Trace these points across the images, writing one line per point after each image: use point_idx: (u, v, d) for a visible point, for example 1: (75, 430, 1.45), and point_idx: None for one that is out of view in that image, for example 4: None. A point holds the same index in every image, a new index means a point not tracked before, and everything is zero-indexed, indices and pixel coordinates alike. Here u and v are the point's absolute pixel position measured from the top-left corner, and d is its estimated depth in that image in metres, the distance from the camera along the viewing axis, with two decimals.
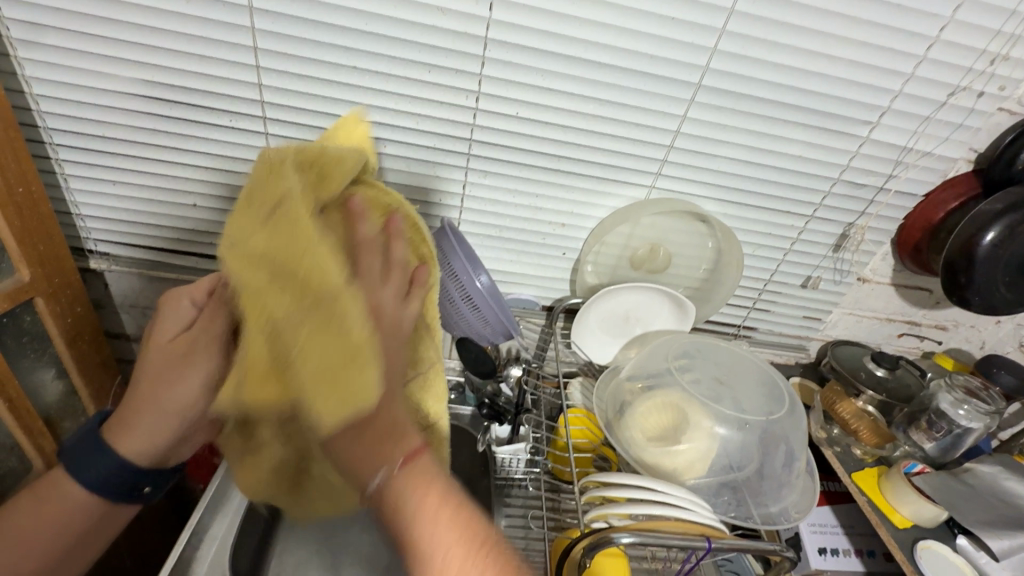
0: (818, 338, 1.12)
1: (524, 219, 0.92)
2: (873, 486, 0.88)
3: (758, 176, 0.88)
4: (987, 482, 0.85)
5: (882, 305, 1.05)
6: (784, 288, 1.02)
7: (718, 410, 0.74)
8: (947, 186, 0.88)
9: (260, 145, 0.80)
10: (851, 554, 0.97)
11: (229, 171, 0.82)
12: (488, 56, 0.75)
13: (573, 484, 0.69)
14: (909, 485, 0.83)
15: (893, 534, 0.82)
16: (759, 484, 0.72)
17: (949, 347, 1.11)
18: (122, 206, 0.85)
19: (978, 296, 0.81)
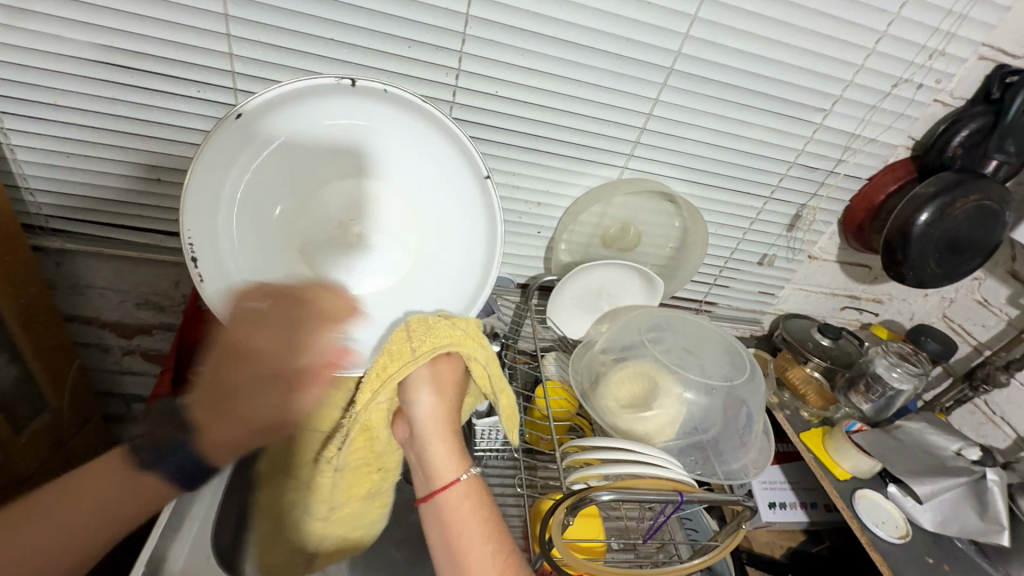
0: (771, 312, 1.20)
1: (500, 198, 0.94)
2: (818, 444, 0.97)
3: (723, 159, 0.93)
4: (915, 437, 0.95)
5: (828, 281, 1.14)
6: (742, 265, 1.08)
7: (686, 377, 0.80)
8: (887, 170, 0.96)
9: (230, 117, 0.77)
10: (796, 507, 1.07)
11: (196, 145, 0.79)
12: (469, 34, 0.75)
13: (555, 450, 0.73)
14: (851, 443, 0.92)
15: (835, 486, 0.91)
16: (722, 444, 0.78)
17: (884, 318, 1.22)
18: (77, 180, 0.80)
19: (912, 271, 0.90)
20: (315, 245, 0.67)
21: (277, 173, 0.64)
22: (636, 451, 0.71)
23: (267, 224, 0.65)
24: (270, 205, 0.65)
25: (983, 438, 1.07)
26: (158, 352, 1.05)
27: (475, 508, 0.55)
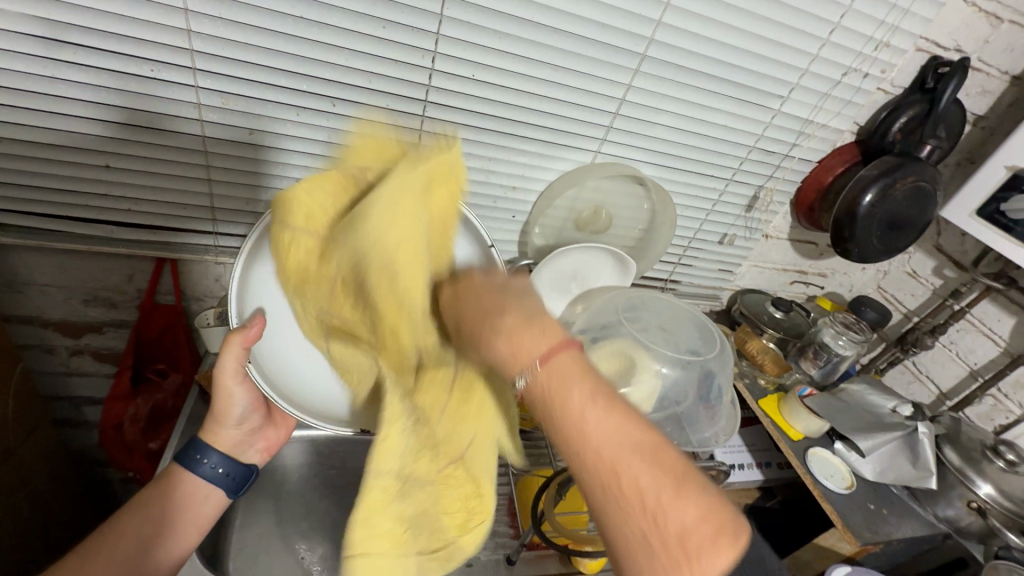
0: (729, 288, 1.27)
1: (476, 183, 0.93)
2: (775, 409, 1.06)
3: (690, 143, 0.96)
4: (857, 398, 1.05)
5: (780, 257, 1.22)
6: (705, 244, 1.14)
7: (661, 353, 0.84)
8: (835, 153, 1.03)
9: (189, 99, 0.72)
10: (753, 467, 1.16)
11: (150, 130, 0.73)
12: (445, 15, 0.73)
13: None
14: (806, 407, 1.01)
15: (790, 446, 1.00)
16: (695, 414, 0.84)
17: (828, 291, 1.32)
18: (13, 167, 0.72)
19: (857, 248, 0.98)
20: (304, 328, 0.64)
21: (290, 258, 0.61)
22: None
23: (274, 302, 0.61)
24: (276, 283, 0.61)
25: (911, 395, 1.20)
26: (109, 350, 0.98)
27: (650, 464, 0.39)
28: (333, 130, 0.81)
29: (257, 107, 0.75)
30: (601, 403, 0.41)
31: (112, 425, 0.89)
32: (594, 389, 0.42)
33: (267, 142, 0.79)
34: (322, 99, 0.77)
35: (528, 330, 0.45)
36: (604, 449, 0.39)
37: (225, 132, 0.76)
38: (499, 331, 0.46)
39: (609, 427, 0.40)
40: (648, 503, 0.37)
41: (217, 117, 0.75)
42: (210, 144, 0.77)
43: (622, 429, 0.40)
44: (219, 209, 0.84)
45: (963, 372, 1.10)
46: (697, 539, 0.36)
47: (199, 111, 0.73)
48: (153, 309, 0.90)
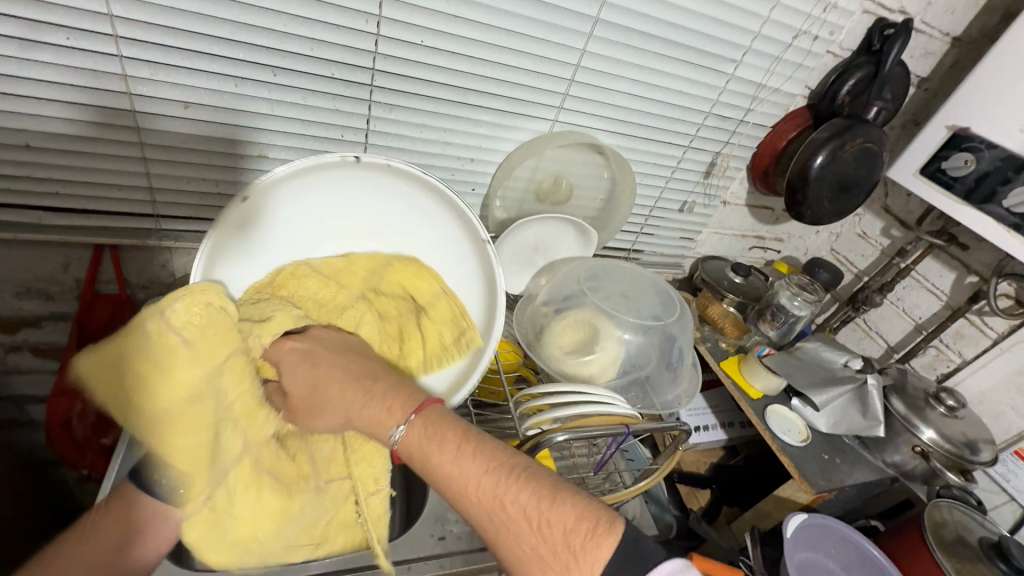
0: (691, 256, 1.29)
1: (433, 156, 0.91)
2: (735, 370, 1.09)
3: (647, 110, 0.96)
4: (812, 355, 1.09)
5: (739, 223, 1.25)
6: (665, 212, 1.15)
7: (624, 320, 0.85)
8: (788, 118, 1.05)
9: (113, 69, 0.67)
10: (716, 427, 1.20)
11: (72, 105, 0.68)
12: None
13: (510, 399, 0.76)
14: (765, 366, 1.04)
15: (750, 404, 1.04)
16: (658, 377, 0.85)
17: (785, 255, 1.36)
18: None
19: (809, 210, 1.01)
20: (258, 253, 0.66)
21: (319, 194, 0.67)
22: (583, 392, 0.75)
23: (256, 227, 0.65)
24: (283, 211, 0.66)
25: (862, 350, 1.25)
26: (50, 345, 0.92)
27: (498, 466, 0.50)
28: (276, 102, 0.76)
29: (190, 78, 0.70)
30: (458, 452, 0.52)
31: (60, 424, 0.84)
32: (447, 435, 0.53)
33: (205, 116, 0.74)
34: (262, 69, 0.72)
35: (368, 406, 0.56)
36: (480, 491, 0.49)
37: (157, 106, 0.71)
38: (327, 398, 0.57)
39: (464, 473, 0.50)
40: (530, 512, 0.47)
41: (146, 90, 0.69)
42: (141, 119, 0.71)
43: (473, 468, 0.50)
44: (158, 189, 0.79)
45: (909, 326, 1.15)
46: (577, 538, 0.45)
47: (126, 82, 0.68)
48: (95, 298, 0.85)
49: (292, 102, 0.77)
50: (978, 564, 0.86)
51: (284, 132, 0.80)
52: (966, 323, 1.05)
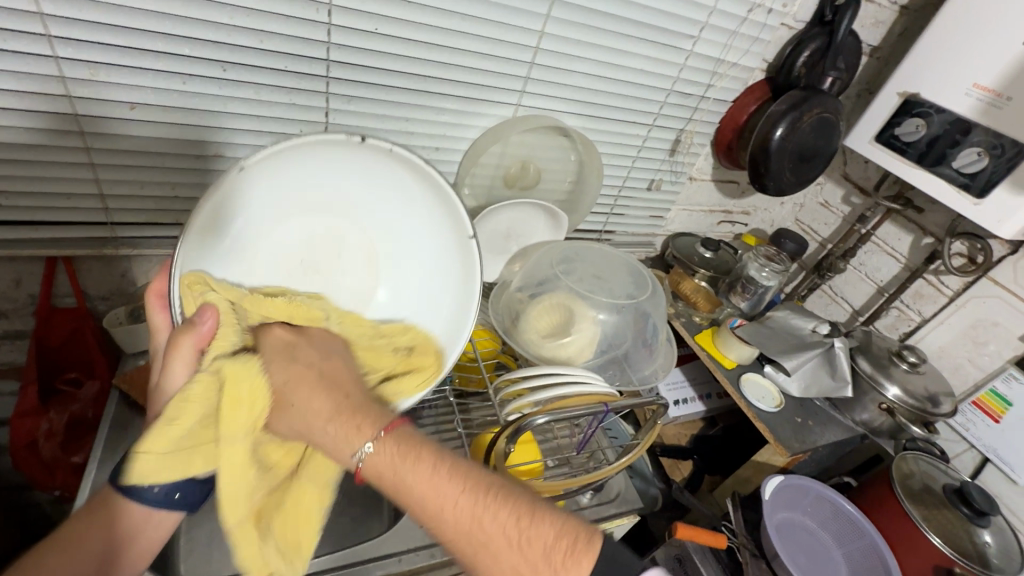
0: (661, 233, 1.31)
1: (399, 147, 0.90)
2: (710, 343, 1.12)
3: (610, 90, 0.96)
4: (782, 323, 1.12)
5: (706, 199, 1.27)
6: (634, 191, 1.16)
7: (597, 300, 0.86)
8: (747, 92, 1.06)
9: (49, 71, 0.63)
10: (695, 399, 1.23)
11: (7, 110, 0.64)
12: None
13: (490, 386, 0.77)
14: (738, 337, 1.07)
15: (725, 374, 1.06)
16: (635, 355, 0.87)
17: (752, 227, 1.39)
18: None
19: (773, 182, 1.03)
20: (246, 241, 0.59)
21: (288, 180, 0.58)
22: (562, 374, 0.76)
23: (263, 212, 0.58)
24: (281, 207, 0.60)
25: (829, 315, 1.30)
26: (7, 365, 0.88)
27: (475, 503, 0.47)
28: (230, 98, 0.74)
29: (134, 78, 0.67)
30: (435, 468, 0.49)
31: (27, 445, 0.81)
32: (412, 453, 0.49)
33: (155, 116, 0.71)
34: (212, 65, 0.70)
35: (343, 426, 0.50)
36: (460, 530, 0.47)
37: (101, 108, 0.68)
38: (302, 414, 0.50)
39: (443, 498, 0.47)
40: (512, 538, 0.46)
41: (88, 92, 0.66)
42: (85, 123, 0.68)
43: (450, 489, 0.48)
44: (110, 195, 0.76)
45: (871, 289, 1.20)
46: (562, 554, 0.46)
47: (65, 85, 0.65)
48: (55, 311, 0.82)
49: (246, 98, 0.75)
50: (942, 510, 0.91)
51: (240, 129, 0.78)
52: (924, 283, 1.09)
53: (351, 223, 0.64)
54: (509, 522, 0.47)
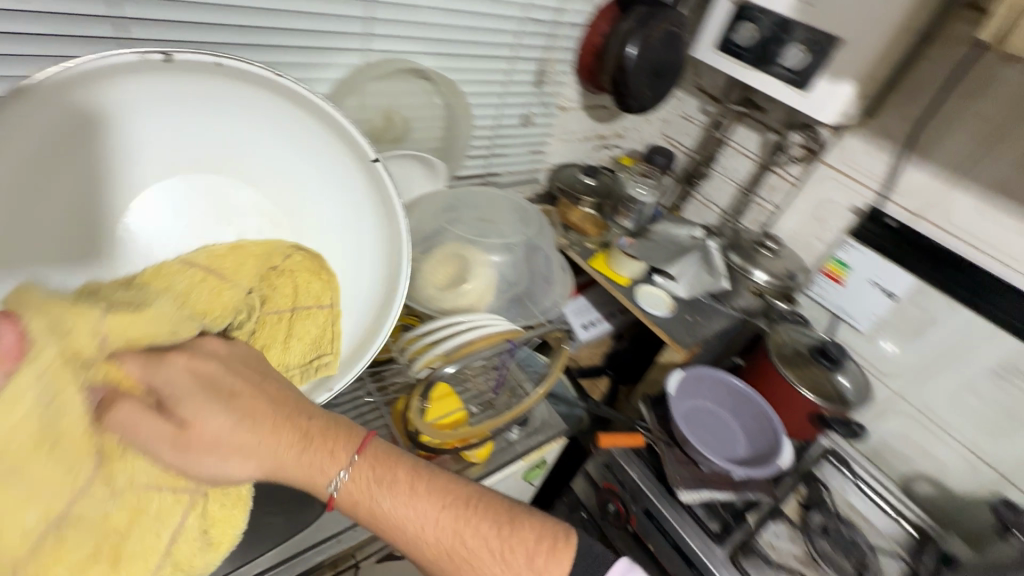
0: (544, 168, 1.32)
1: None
2: (604, 265, 1.17)
3: (462, 24, 0.91)
4: (664, 234, 1.21)
5: (579, 127, 1.29)
6: (509, 129, 1.14)
7: (488, 244, 0.86)
8: (599, 13, 1.07)
9: None
10: (601, 321, 1.32)
11: None
12: None
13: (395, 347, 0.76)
14: (627, 254, 1.14)
15: (622, 291, 1.13)
16: (533, 290, 0.89)
17: (626, 149, 1.45)
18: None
19: (635, 101, 1.07)
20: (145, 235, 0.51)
21: (151, 134, 0.48)
22: (464, 321, 0.77)
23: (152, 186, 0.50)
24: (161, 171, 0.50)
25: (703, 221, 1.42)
26: None
27: (455, 512, 0.50)
28: None
29: None
30: (413, 490, 0.50)
31: None
32: (395, 468, 0.51)
33: None
34: None
35: (308, 456, 0.48)
36: (436, 542, 0.49)
37: None
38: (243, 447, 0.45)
39: (426, 517, 0.49)
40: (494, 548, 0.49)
41: None
42: None
43: (429, 508, 0.50)
44: None
45: (734, 190, 1.32)
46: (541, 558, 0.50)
47: None
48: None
49: None
50: (810, 367, 1.06)
51: None
52: (774, 176, 1.22)
53: (228, 180, 0.55)
54: (496, 534, 0.50)
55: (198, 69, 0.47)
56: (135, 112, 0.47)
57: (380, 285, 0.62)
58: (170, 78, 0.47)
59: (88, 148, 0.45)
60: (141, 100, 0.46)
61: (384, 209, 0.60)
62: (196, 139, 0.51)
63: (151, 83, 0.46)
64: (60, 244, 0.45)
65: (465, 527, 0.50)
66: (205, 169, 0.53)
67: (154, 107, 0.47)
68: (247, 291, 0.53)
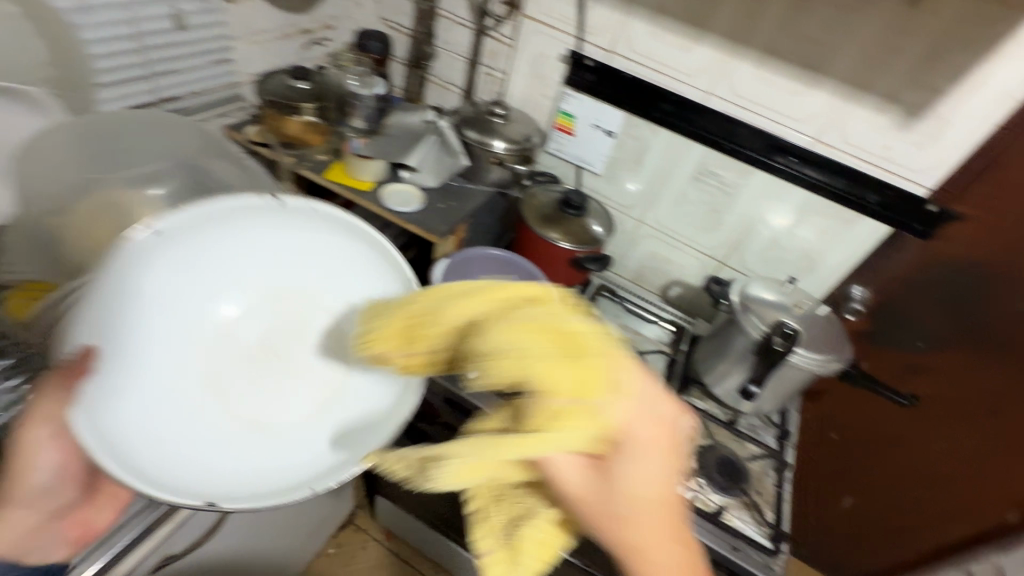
0: (245, 80, 1.12)
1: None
2: (342, 176, 1.06)
3: None
4: (399, 126, 1.13)
5: (268, 22, 1.10)
6: (161, 37, 0.91)
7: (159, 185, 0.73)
8: None
9: None
10: (377, 237, 1.31)
11: None
12: None
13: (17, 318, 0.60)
14: (357, 157, 1.05)
15: (368, 197, 1.03)
16: None
17: (344, 42, 1.29)
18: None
19: None
20: (223, 375, 0.58)
21: (177, 284, 0.55)
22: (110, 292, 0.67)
23: (217, 346, 0.57)
24: (222, 309, 0.57)
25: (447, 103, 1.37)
26: None
27: (662, 515, 0.46)
28: None
29: None
30: (650, 468, 0.46)
31: None
32: (652, 452, 0.46)
33: None
34: None
35: (640, 464, 0.45)
36: (647, 507, 0.45)
37: None
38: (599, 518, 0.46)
39: (664, 496, 0.46)
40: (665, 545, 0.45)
41: None
42: None
43: (657, 468, 0.46)
44: None
45: (463, 63, 1.27)
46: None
47: None
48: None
49: None
50: (562, 220, 1.13)
51: None
52: (491, 41, 1.20)
53: (309, 304, 0.61)
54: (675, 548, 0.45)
55: (264, 209, 0.59)
56: (134, 266, 0.51)
57: (378, 296, 0.61)
58: (272, 217, 0.59)
59: (126, 295, 0.51)
60: (230, 251, 0.57)
61: (384, 261, 0.62)
62: (267, 302, 0.60)
63: (274, 225, 0.59)
64: (137, 432, 0.51)
65: (654, 495, 0.46)
66: (274, 300, 0.60)
67: (209, 288, 0.56)
68: (470, 312, 0.49)
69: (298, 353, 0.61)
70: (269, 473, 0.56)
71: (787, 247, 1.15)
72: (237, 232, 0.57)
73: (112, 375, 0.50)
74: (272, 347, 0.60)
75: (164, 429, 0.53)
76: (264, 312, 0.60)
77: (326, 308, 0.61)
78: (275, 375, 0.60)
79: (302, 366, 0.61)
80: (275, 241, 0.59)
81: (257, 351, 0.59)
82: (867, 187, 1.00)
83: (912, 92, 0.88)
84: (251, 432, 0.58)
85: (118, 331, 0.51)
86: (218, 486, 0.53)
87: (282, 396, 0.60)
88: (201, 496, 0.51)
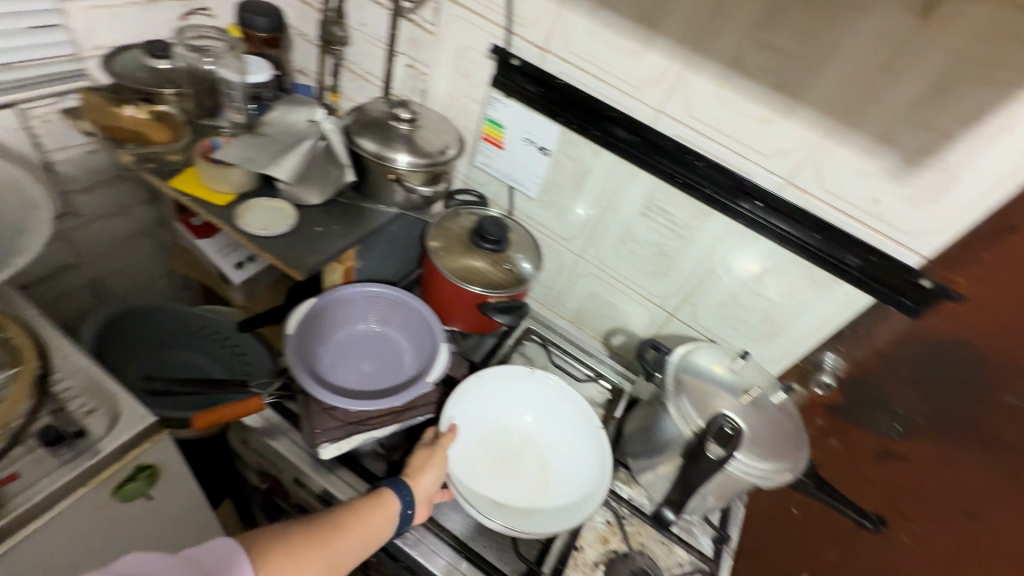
0: (93, 55, 0.90)
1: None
2: (195, 184, 0.84)
3: None
4: (278, 125, 0.91)
5: None
6: None
7: None
8: None
9: None
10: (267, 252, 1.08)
11: None
12: None
13: None
14: (208, 162, 0.82)
15: (217, 215, 0.82)
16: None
17: None
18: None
19: None
20: (489, 491, 0.79)
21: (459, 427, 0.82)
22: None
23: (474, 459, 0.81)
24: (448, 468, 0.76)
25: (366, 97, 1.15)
26: None
27: None
28: None
29: None
30: None
31: None
32: None
33: None
34: None
35: None
36: None
37: None
38: None
39: None
40: None
41: None
42: None
43: None
44: None
45: (380, 51, 1.05)
46: None
47: None
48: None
49: None
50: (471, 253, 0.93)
51: None
52: (410, 26, 0.98)
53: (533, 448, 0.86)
54: None
55: (520, 373, 0.89)
56: (460, 389, 0.84)
57: (583, 493, 0.80)
58: (494, 374, 0.88)
59: (455, 416, 0.82)
60: (468, 403, 0.84)
61: (578, 412, 0.87)
62: (495, 471, 0.81)
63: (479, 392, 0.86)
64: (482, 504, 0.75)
65: None
66: (509, 454, 0.84)
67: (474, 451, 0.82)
68: None
69: (531, 477, 0.82)
70: (564, 492, 0.81)
71: (749, 306, 0.94)
72: (497, 382, 0.87)
73: (469, 472, 0.79)
74: (510, 458, 0.84)
75: (491, 476, 0.80)
76: (516, 464, 0.83)
77: (548, 486, 0.81)
78: (513, 477, 0.81)
79: (552, 460, 0.85)
80: (533, 390, 0.89)
81: (508, 461, 0.83)
82: (843, 244, 0.79)
83: (908, 133, 0.67)
84: (534, 467, 0.84)
85: (460, 452, 0.80)
86: (526, 508, 0.78)
87: (527, 479, 0.82)
88: (537, 506, 0.78)
